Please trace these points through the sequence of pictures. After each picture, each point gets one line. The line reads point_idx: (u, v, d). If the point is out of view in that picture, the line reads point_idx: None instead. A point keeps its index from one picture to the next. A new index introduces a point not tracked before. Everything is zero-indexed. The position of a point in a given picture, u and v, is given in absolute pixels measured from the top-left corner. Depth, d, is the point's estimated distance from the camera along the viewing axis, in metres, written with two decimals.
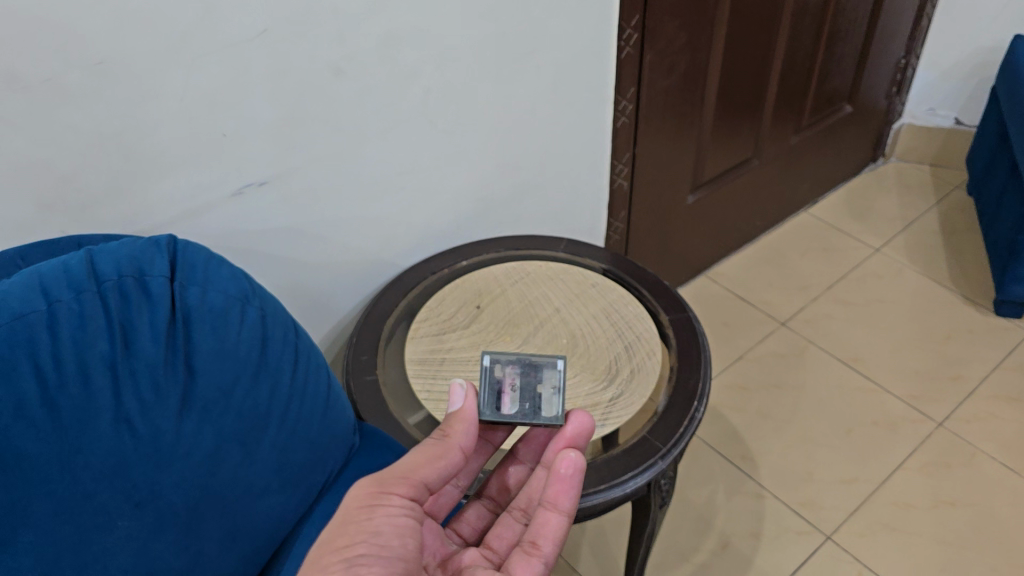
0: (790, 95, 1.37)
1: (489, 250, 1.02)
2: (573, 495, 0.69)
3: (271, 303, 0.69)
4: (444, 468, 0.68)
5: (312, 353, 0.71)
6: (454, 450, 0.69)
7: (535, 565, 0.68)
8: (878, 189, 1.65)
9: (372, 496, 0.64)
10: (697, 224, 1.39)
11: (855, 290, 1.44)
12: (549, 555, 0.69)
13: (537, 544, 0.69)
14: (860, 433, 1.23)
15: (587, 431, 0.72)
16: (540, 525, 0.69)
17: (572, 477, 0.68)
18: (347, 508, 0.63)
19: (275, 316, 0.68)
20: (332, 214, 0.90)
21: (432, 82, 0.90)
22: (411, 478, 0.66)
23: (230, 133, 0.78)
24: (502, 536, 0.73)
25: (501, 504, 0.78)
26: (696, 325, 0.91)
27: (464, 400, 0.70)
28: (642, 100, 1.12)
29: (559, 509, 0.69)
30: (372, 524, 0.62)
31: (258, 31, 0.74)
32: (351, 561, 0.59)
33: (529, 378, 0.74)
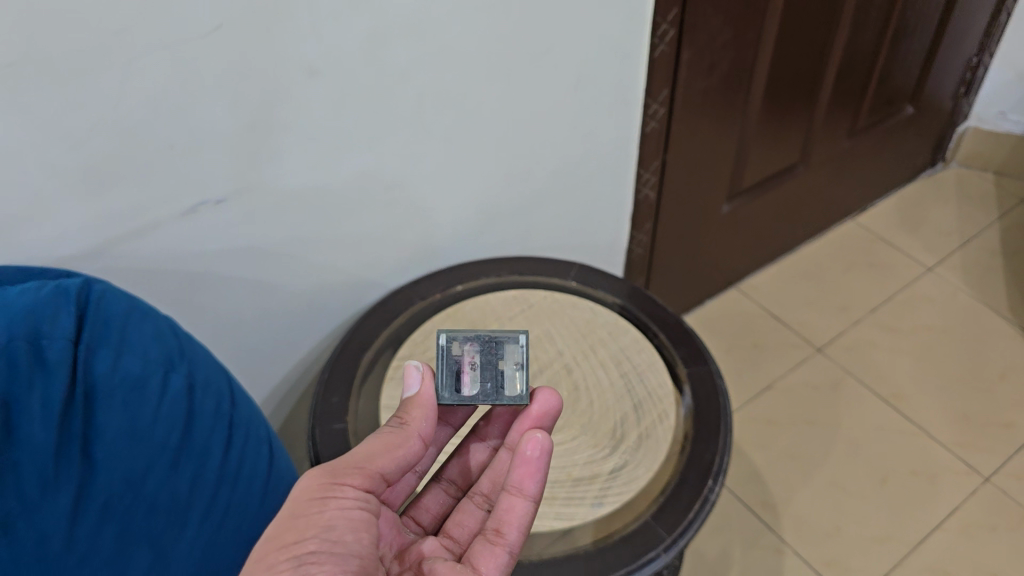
0: (846, 95, 1.21)
1: (488, 274, 0.89)
2: (542, 479, 0.62)
3: (202, 367, 0.59)
4: (401, 457, 0.60)
5: (250, 426, 0.61)
6: (415, 439, 0.61)
7: (501, 556, 0.60)
8: (935, 198, 1.49)
9: (321, 487, 0.56)
10: (732, 235, 1.25)
11: (901, 314, 1.30)
12: (516, 544, 0.61)
13: (501, 533, 0.61)
14: (897, 483, 1.10)
15: (555, 410, 0.66)
16: (505, 511, 0.62)
17: (539, 460, 0.61)
18: (293, 501, 0.55)
19: (205, 385, 0.59)
20: (304, 234, 0.78)
21: (427, 84, 0.76)
22: (366, 467, 0.58)
23: (179, 144, 0.66)
24: (463, 523, 0.67)
25: (463, 487, 0.71)
26: (718, 383, 0.79)
27: (421, 383, 0.62)
28: (676, 103, 0.98)
29: (525, 494, 0.62)
30: (323, 519, 0.54)
31: (212, 26, 0.62)
32: (300, 559, 0.51)
33: (490, 355, 0.66)
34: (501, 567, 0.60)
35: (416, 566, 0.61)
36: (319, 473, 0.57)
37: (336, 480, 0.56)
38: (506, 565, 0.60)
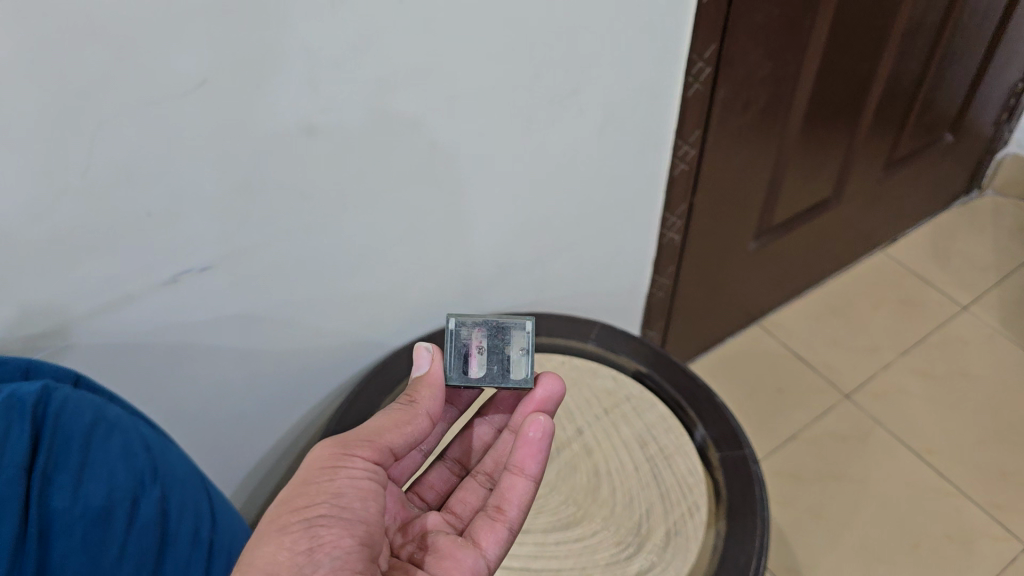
0: (886, 126, 1.13)
1: None
2: (543, 458, 0.60)
3: (173, 482, 0.53)
4: (410, 433, 0.59)
5: (227, 549, 0.55)
6: (422, 417, 0.60)
7: (501, 532, 0.59)
8: (970, 229, 1.43)
9: (332, 456, 0.55)
10: (757, 273, 1.18)
11: (934, 359, 1.24)
12: (516, 522, 0.60)
13: (502, 510, 0.60)
14: (930, 547, 1.03)
15: (557, 395, 0.65)
16: (505, 489, 0.60)
17: (541, 441, 0.60)
18: (304, 468, 0.54)
19: (181, 507, 0.53)
20: (298, 299, 0.71)
21: (440, 134, 0.68)
22: (375, 440, 0.57)
23: (157, 212, 0.58)
24: (466, 501, 0.65)
25: (467, 467, 0.70)
26: (754, 470, 0.72)
27: (430, 362, 0.62)
28: (708, 143, 0.90)
29: (526, 474, 0.60)
30: (333, 485, 0.53)
31: (196, 83, 0.53)
32: (310, 523, 0.51)
33: (497, 339, 0.66)
34: (500, 544, 0.58)
35: (418, 539, 0.60)
36: (329, 444, 0.56)
37: (345, 450, 0.55)
38: (505, 543, 0.59)
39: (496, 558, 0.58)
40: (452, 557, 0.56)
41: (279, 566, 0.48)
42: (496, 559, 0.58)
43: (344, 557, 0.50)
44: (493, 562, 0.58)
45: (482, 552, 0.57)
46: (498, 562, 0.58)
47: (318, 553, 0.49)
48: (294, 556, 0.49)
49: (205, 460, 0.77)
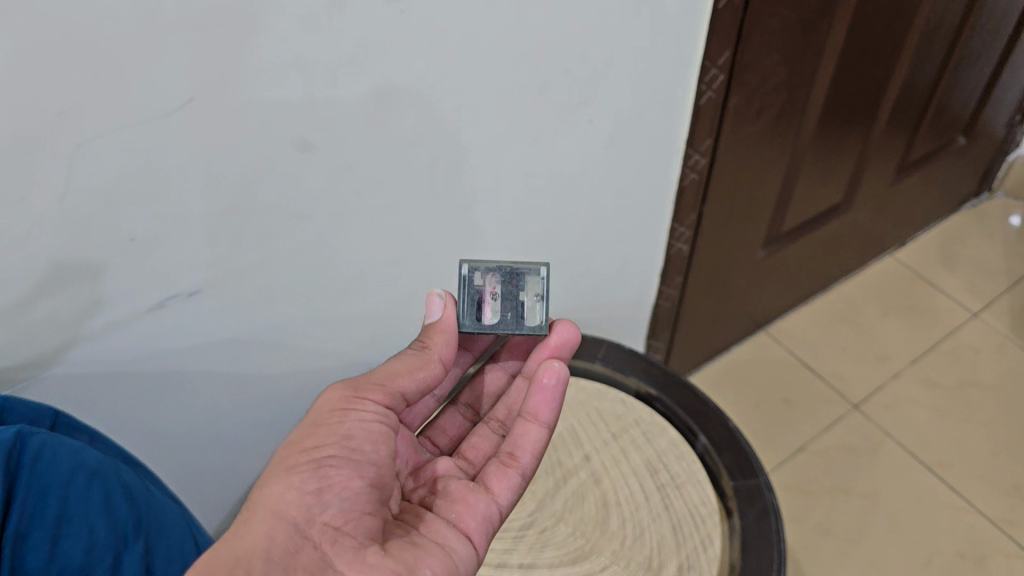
0: (899, 130, 1.10)
1: None
2: (556, 406, 0.59)
3: (159, 525, 0.49)
4: (424, 380, 0.56)
5: None
6: (436, 364, 0.57)
7: (513, 478, 0.58)
8: (980, 233, 1.41)
9: (343, 398, 0.52)
10: (766, 280, 1.15)
11: (944, 368, 1.22)
12: (528, 469, 0.59)
13: (515, 456, 0.59)
14: (942, 565, 1.00)
15: (573, 342, 0.62)
16: (518, 436, 0.59)
17: (555, 389, 0.59)
18: (315, 409, 0.52)
19: (164, 559, 0.48)
20: (293, 322, 0.67)
21: (444, 148, 0.64)
22: (387, 384, 0.54)
23: (142, 236, 0.54)
24: (478, 447, 0.64)
25: (479, 412, 0.69)
26: (768, 499, 0.69)
27: (443, 309, 0.58)
28: (719, 151, 0.86)
29: (539, 421, 0.59)
30: (344, 427, 0.51)
31: (183, 100, 0.49)
32: (320, 463, 0.49)
33: (509, 284, 0.61)
34: (512, 491, 0.57)
35: (430, 483, 0.59)
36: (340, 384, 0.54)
37: (357, 393, 0.53)
38: (517, 490, 0.58)
39: (508, 504, 0.57)
40: (464, 502, 0.55)
41: (287, 506, 0.48)
42: (508, 505, 0.57)
43: (354, 499, 0.49)
44: (505, 509, 0.57)
45: (494, 498, 0.56)
46: (510, 509, 0.57)
47: (327, 493, 0.48)
48: (302, 496, 0.48)
49: (196, 483, 0.75)
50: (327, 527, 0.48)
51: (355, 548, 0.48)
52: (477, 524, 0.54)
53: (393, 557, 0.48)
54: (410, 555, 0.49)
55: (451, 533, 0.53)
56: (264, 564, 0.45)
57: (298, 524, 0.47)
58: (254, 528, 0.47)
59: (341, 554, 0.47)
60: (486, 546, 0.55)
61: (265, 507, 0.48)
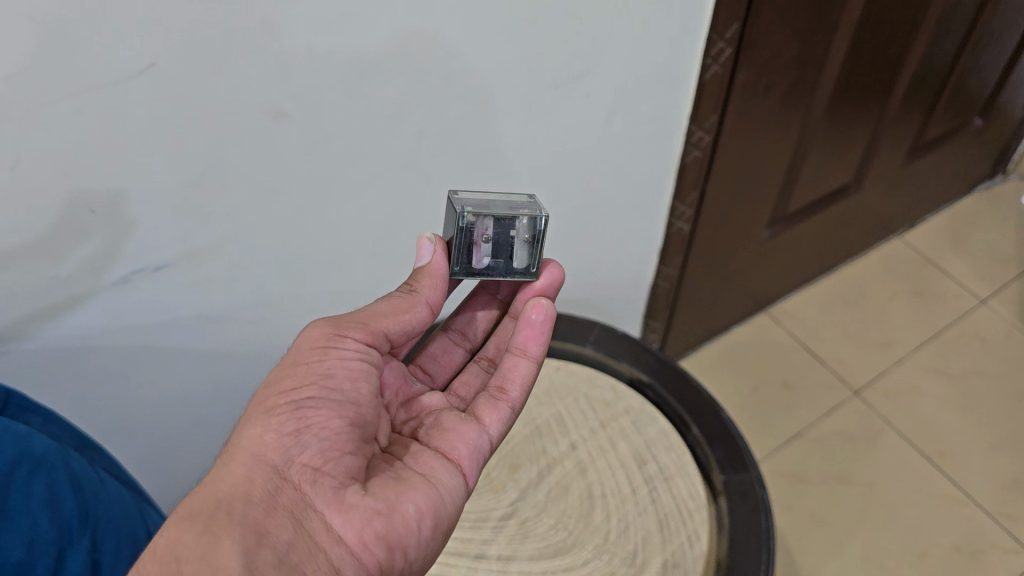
0: (914, 110, 1.05)
1: None
2: (546, 341, 0.56)
3: (108, 524, 0.46)
4: (410, 322, 0.51)
5: None
6: (423, 308, 0.52)
7: (503, 411, 0.54)
8: (993, 217, 1.38)
9: (322, 336, 0.48)
10: (769, 260, 1.12)
11: (949, 356, 1.19)
12: (519, 403, 0.55)
13: (506, 389, 0.55)
14: (937, 557, 0.98)
15: (561, 284, 0.58)
16: (507, 369, 0.56)
17: (544, 324, 0.56)
18: (294, 348, 0.48)
19: (112, 558, 0.45)
20: (268, 298, 0.65)
21: (431, 122, 0.60)
22: (370, 324, 0.49)
23: (102, 208, 0.51)
24: (469, 383, 0.60)
25: (473, 340, 0.63)
26: (760, 495, 0.66)
27: (433, 252, 0.53)
28: (725, 129, 0.82)
29: (529, 356, 0.56)
30: (324, 367, 0.47)
31: (144, 65, 0.46)
32: (299, 404, 0.45)
33: (504, 224, 0.54)
34: (503, 423, 0.54)
35: (421, 416, 0.55)
36: (320, 322, 0.49)
37: (337, 331, 0.48)
38: (507, 423, 0.54)
39: (499, 436, 0.54)
40: (454, 431, 0.52)
41: (265, 449, 0.44)
42: (498, 438, 0.54)
43: (334, 438, 0.45)
44: (496, 441, 0.53)
45: (485, 429, 0.53)
46: (500, 441, 0.54)
47: (305, 434, 0.45)
48: (280, 438, 0.44)
49: (168, 461, 0.73)
50: (307, 468, 0.44)
51: (336, 488, 0.44)
52: (467, 455, 0.51)
53: (376, 496, 0.45)
54: (393, 490, 0.46)
55: (439, 463, 0.49)
56: (243, 507, 0.41)
57: (277, 466, 0.44)
58: (233, 471, 0.43)
59: (321, 495, 0.44)
60: (476, 479, 0.52)
61: (243, 448, 0.44)
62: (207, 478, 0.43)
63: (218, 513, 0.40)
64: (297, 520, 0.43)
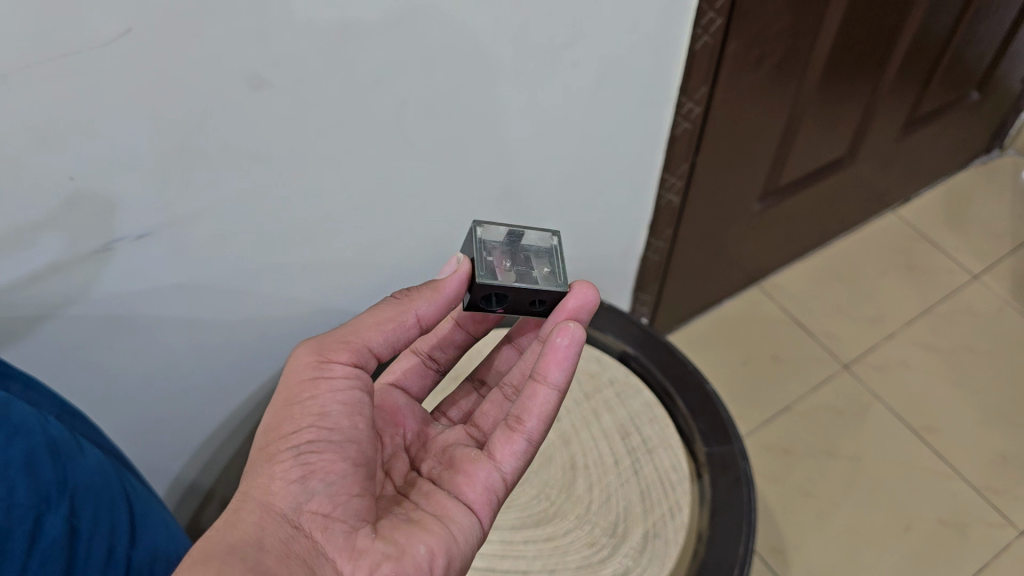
0: (909, 83, 1.05)
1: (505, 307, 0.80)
2: (570, 367, 0.51)
3: (88, 490, 0.47)
4: (394, 333, 0.53)
5: (154, 561, 0.50)
6: (408, 319, 0.53)
7: (518, 444, 0.50)
8: (988, 192, 1.37)
9: (309, 365, 0.50)
10: (761, 233, 1.12)
11: (939, 331, 1.19)
12: (536, 434, 0.51)
13: (521, 420, 0.51)
14: (922, 531, 0.99)
15: (592, 305, 0.54)
16: (525, 400, 0.51)
17: (570, 350, 0.50)
18: (286, 379, 0.50)
19: (92, 526, 0.46)
20: (252, 266, 0.65)
21: (414, 90, 0.60)
22: (354, 342, 0.52)
23: (82, 176, 0.51)
24: (492, 415, 0.59)
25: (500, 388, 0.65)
26: (743, 467, 0.68)
27: (454, 272, 0.52)
28: (715, 100, 0.81)
29: (549, 383, 0.50)
30: (317, 405, 0.48)
31: (120, 30, 0.45)
32: (300, 450, 0.47)
33: (517, 258, 0.56)
34: (518, 457, 0.51)
35: (439, 453, 0.55)
36: (306, 347, 0.51)
37: (323, 359, 0.50)
38: (525, 456, 0.51)
39: (515, 471, 0.51)
40: (463, 472, 0.51)
41: (273, 497, 0.45)
42: (516, 473, 0.51)
43: (340, 482, 0.46)
44: (512, 477, 0.51)
45: (497, 465, 0.50)
46: (518, 475, 0.51)
47: (311, 479, 0.46)
48: (287, 485, 0.46)
49: (156, 430, 0.73)
50: (316, 515, 0.45)
51: (346, 533, 0.45)
52: (478, 496, 0.50)
53: (386, 539, 0.45)
54: (404, 532, 0.46)
55: (451, 503, 0.49)
56: (255, 554, 0.42)
57: (286, 514, 0.45)
58: (243, 518, 0.44)
59: (333, 541, 0.45)
60: (493, 517, 0.51)
61: (253, 497, 0.46)
62: (218, 524, 0.44)
63: (222, 559, 0.40)
64: (310, 568, 0.43)
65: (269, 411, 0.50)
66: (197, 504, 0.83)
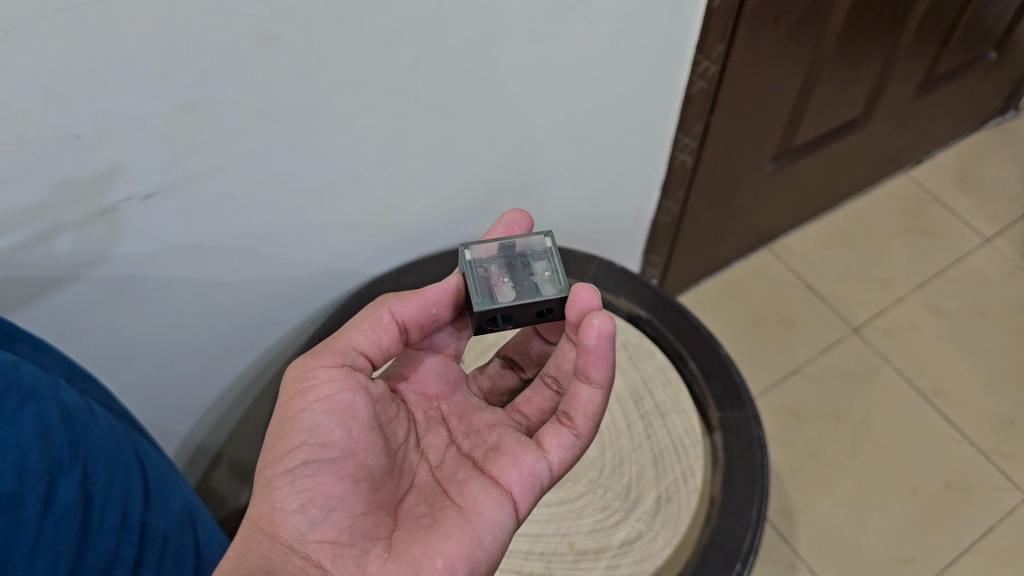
0: (926, 43, 1.02)
1: None
2: (607, 366, 0.48)
3: (101, 457, 0.46)
4: (375, 330, 0.53)
5: (170, 528, 0.50)
6: (386, 315, 0.54)
7: (567, 438, 0.52)
8: (1003, 154, 1.35)
9: (296, 379, 0.50)
10: (773, 195, 1.10)
11: (950, 294, 1.18)
12: (586, 430, 0.52)
13: (570, 416, 0.52)
14: (929, 494, 0.99)
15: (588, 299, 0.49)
16: (571, 396, 0.51)
17: (600, 349, 0.47)
18: (280, 396, 0.50)
19: (105, 491, 0.45)
20: (260, 228, 0.64)
21: (427, 46, 0.58)
22: (338, 346, 0.52)
23: (86, 134, 0.50)
24: (530, 399, 0.59)
25: (526, 369, 0.65)
26: (756, 432, 0.69)
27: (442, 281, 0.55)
28: (732, 60, 0.79)
29: (591, 382, 0.50)
30: (306, 419, 0.48)
31: None
32: (295, 476, 0.47)
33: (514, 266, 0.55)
34: (566, 450, 0.52)
35: (481, 432, 0.55)
36: (302, 356, 0.53)
37: (307, 368, 0.50)
38: (573, 449, 0.52)
39: (562, 463, 0.52)
40: (511, 455, 0.51)
41: (279, 529, 0.46)
42: (562, 465, 0.52)
43: (341, 505, 0.46)
44: (558, 468, 0.52)
45: (545, 455, 0.51)
46: (566, 467, 0.52)
47: (309, 508, 0.46)
48: (289, 514, 0.46)
49: (165, 391, 0.72)
50: (322, 543, 0.46)
51: (357, 558, 0.45)
52: (521, 480, 0.50)
53: (398, 558, 0.45)
54: (420, 545, 0.46)
55: (483, 496, 0.49)
56: None
57: (292, 545, 0.46)
58: (255, 550, 0.46)
59: (342, 568, 0.45)
60: (533, 505, 0.51)
61: (262, 528, 0.47)
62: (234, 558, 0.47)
63: None
64: None
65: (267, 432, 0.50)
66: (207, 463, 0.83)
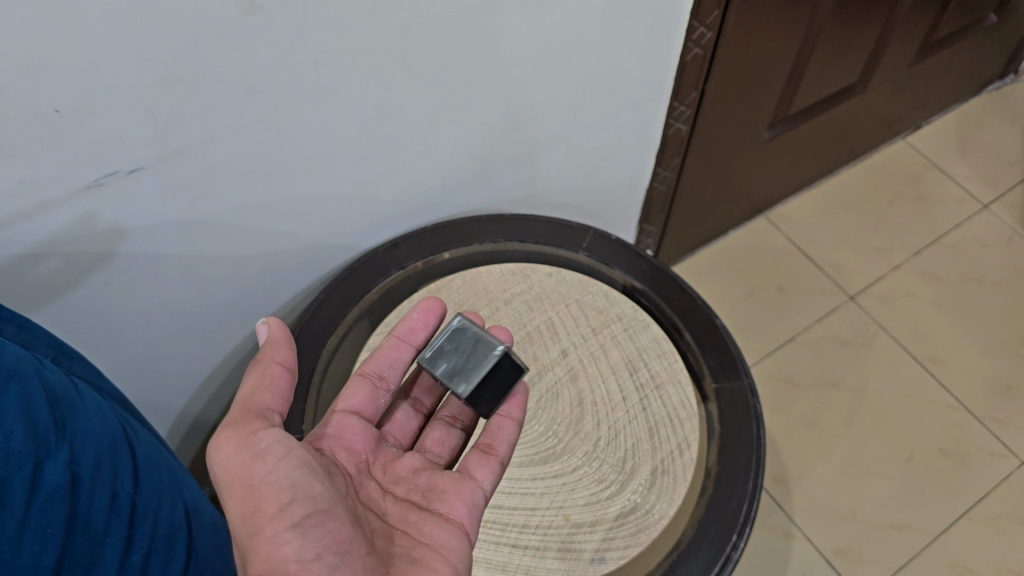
0: (927, 6, 1.01)
1: (517, 243, 0.79)
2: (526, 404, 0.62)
3: (87, 436, 0.46)
4: (275, 385, 0.52)
5: (162, 508, 0.49)
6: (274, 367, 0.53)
7: (493, 466, 0.59)
8: (1001, 119, 1.34)
9: (240, 448, 0.49)
10: (769, 162, 1.09)
11: (947, 261, 1.18)
12: (506, 457, 0.60)
13: (494, 446, 0.60)
14: (925, 461, 0.99)
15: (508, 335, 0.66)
16: (494, 428, 0.61)
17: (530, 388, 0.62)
18: (226, 472, 0.49)
19: (93, 472, 0.45)
20: (249, 201, 0.63)
21: (417, 13, 0.56)
22: (249, 413, 0.51)
23: (68, 108, 0.49)
24: (439, 440, 0.63)
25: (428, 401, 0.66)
26: (752, 403, 0.68)
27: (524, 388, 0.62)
28: (728, 26, 0.78)
29: (513, 417, 0.61)
30: (281, 477, 0.49)
31: None
32: (298, 525, 0.47)
33: None
34: (492, 477, 0.59)
35: (409, 478, 0.59)
36: (224, 430, 0.51)
37: (245, 436, 0.50)
38: (498, 476, 0.59)
39: (490, 489, 0.58)
40: (452, 492, 0.57)
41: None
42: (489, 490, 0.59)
43: (351, 546, 0.48)
44: (488, 492, 0.58)
45: (479, 483, 0.58)
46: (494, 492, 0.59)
47: (327, 552, 0.47)
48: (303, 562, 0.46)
49: (157, 367, 0.72)
50: None
51: None
52: (465, 511, 0.56)
53: None
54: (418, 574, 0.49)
55: (442, 529, 0.54)
56: None
57: None
58: None
59: None
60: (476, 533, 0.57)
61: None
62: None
63: None
64: None
65: (230, 509, 0.49)
66: (201, 438, 0.83)
